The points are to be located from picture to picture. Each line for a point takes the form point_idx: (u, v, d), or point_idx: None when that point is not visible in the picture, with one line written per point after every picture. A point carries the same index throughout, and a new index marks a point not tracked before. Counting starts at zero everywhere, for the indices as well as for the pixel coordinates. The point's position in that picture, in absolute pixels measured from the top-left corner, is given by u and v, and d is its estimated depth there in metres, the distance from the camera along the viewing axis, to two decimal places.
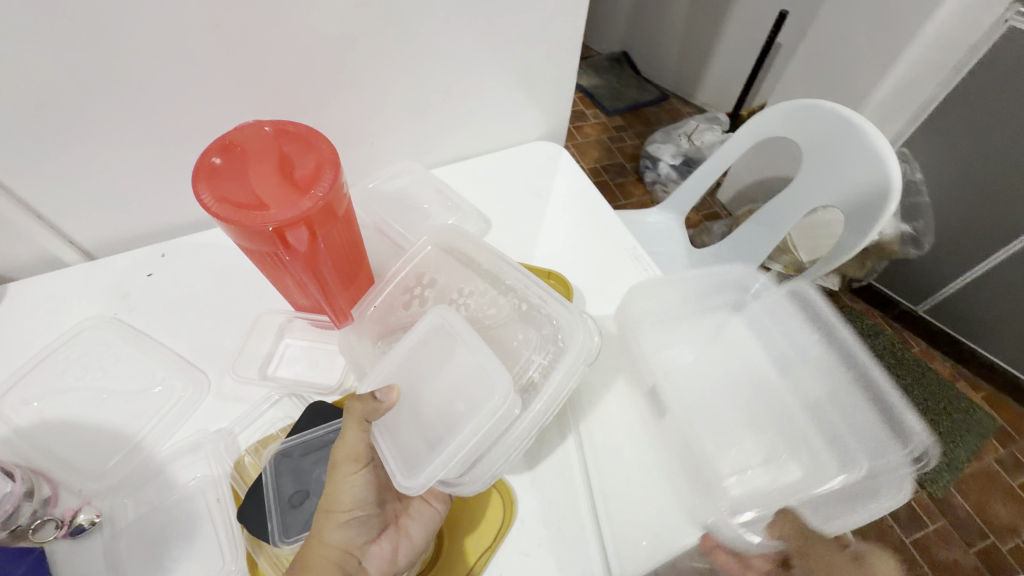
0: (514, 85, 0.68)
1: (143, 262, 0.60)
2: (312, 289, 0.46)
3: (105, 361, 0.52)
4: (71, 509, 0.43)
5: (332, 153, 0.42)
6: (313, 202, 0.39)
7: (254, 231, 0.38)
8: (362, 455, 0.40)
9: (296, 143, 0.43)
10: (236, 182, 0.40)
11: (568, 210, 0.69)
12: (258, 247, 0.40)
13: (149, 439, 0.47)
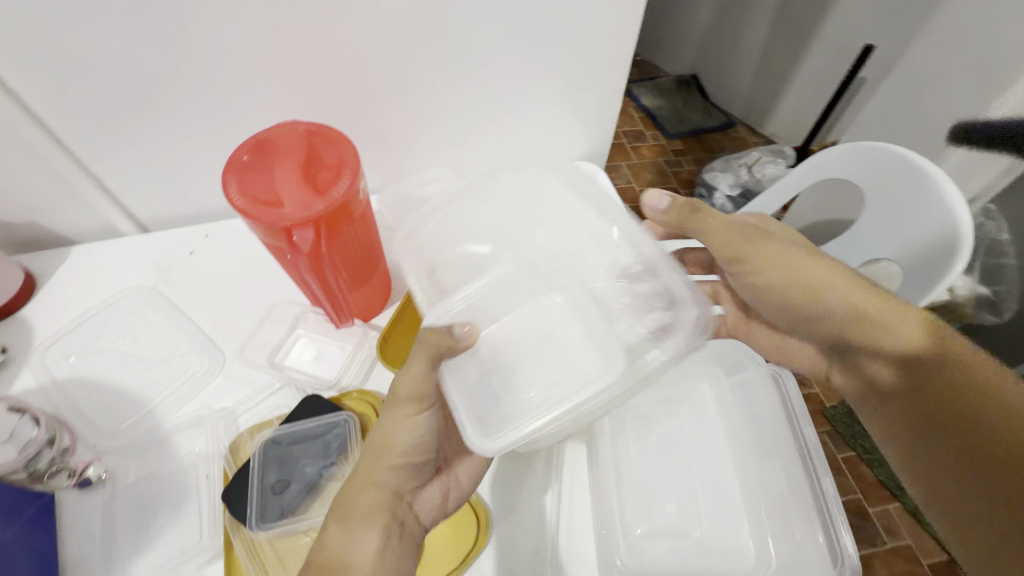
0: (555, 102, 0.68)
1: (187, 240, 0.64)
2: (319, 287, 0.48)
3: (137, 328, 0.56)
4: (84, 462, 0.47)
5: (354, 160, 0.44)
6: (325, 206, 0.41)
7: (267, 227, 0.40)
8: (424, 397, 0.41)
9: (323, 147, 0.44)
10: (261, 177, 0.42)
11: None
12: (270, 242, 0.42)
13: (160, 407, 0.51)
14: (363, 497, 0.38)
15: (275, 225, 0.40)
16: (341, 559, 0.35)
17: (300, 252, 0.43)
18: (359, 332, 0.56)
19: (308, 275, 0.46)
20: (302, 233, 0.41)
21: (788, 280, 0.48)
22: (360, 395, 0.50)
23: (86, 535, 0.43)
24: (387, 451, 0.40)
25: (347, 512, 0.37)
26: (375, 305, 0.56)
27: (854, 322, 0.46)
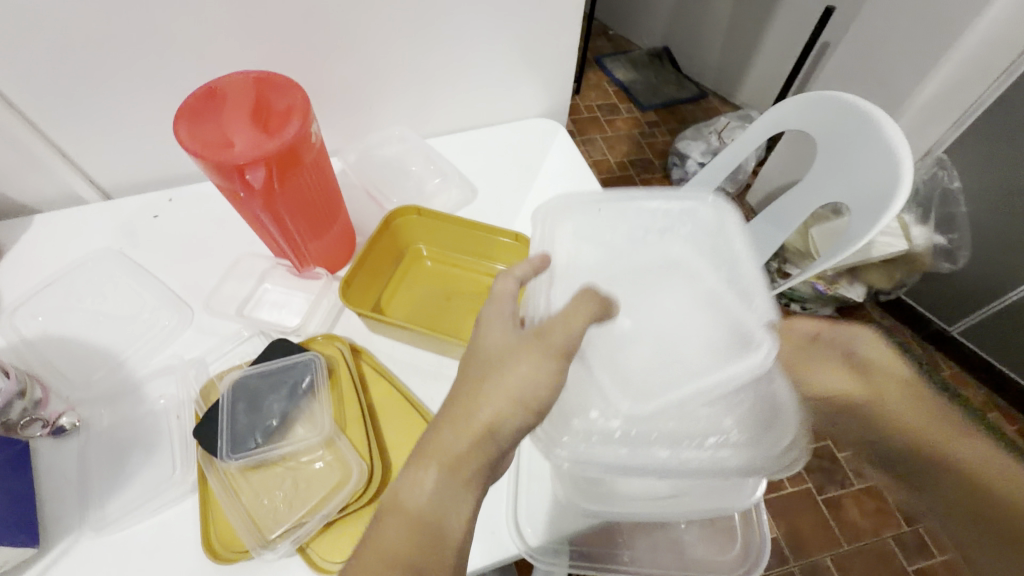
0: (513, 58, 0.69)
1: (152, 204, 0.65)
2: (279, 229, 0.50)
3: (106, 289, 0.57)
4: (57, 412, 0.48)
5: (303, 104, 0.45)
6: (275, 146, 0.42)
7: (217, 167, 0.42)
8: (564, 353, 0.37)
9: (272, 93, 0.46)
10: (211, 123, 0.44)
11: (554, 185, 0.69)
12: (223, 184, 0.44)
13: (131, 360, 0.52)
14: (444, 442, 0.35)
15: (225, 164, 0.41)
16: (409, 502, 0.34)
17: (253, 192, 0.44)
18: (325, 282, 0.58)
19: (265, 218, 0.48)
20: (253, 173, 0.42)
21: (829, 368, 0.49)
22: (328, 337, 0.52)
23: (62, 480, 0.45)
24: (488, 394, 0.36)
25: (410, 482, 0.34)
26: (338, 255, 0.58)
27: (883, 411, 0.45)
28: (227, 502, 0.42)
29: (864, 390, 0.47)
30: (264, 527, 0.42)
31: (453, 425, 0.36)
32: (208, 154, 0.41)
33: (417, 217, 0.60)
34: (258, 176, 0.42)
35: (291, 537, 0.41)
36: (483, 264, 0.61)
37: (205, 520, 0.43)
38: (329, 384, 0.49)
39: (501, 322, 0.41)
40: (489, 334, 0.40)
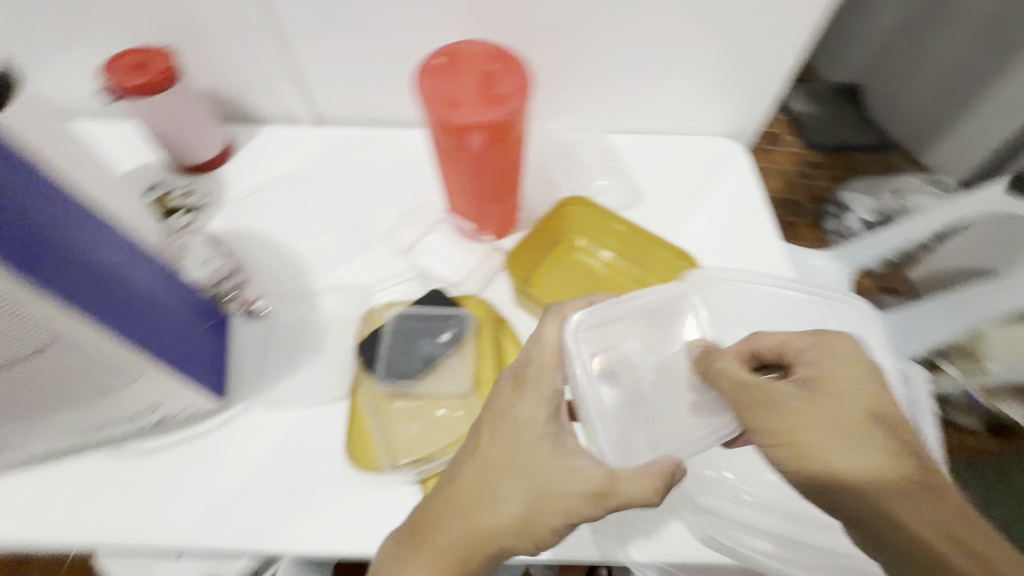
0: (718, 71, 0.66)
1: (350, 139, 0.73)
2: (463, 185, 0.54)
3: (303, 203, 0.66)
4: (252, 297, 0.56)
5: (523, 88, 0.47)
6: (487, 121, 0.45)
7: (445, 125, 0.46)
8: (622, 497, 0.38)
9: (502, 69, 0.48)
10: (443, 81, 0.48)
11: (724, 209, 0.66)
12: (443, 140, 0.49)
13: (314, 270, 0.60)
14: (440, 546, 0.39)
15: (453, 125, 0.46)
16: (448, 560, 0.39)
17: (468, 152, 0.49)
18: (483, 250, 0.61)
19: (465, 175, 0.53)
20: (474, 136, 0.46)
21: (858, 473, 0.36)
22: (481, 301, 0.56)
23: (248, 356, 0.53)
24: (504, 505, 0.39)
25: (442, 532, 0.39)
26: (509, 222, 0.62)
27: (907, 508, 0.35)
28: (373, 419, 0.49)
29: (892, 485, 0.36)
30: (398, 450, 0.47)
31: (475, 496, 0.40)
32: (442, 112, 0.46)
33: (585, 206, 0.62)
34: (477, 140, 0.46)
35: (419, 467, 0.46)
36: (634, 270, 0.60)
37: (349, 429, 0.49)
38: (473, 341, 0.53)
39: (756, 385, 0.40)
40: (767, 418, 0.39)
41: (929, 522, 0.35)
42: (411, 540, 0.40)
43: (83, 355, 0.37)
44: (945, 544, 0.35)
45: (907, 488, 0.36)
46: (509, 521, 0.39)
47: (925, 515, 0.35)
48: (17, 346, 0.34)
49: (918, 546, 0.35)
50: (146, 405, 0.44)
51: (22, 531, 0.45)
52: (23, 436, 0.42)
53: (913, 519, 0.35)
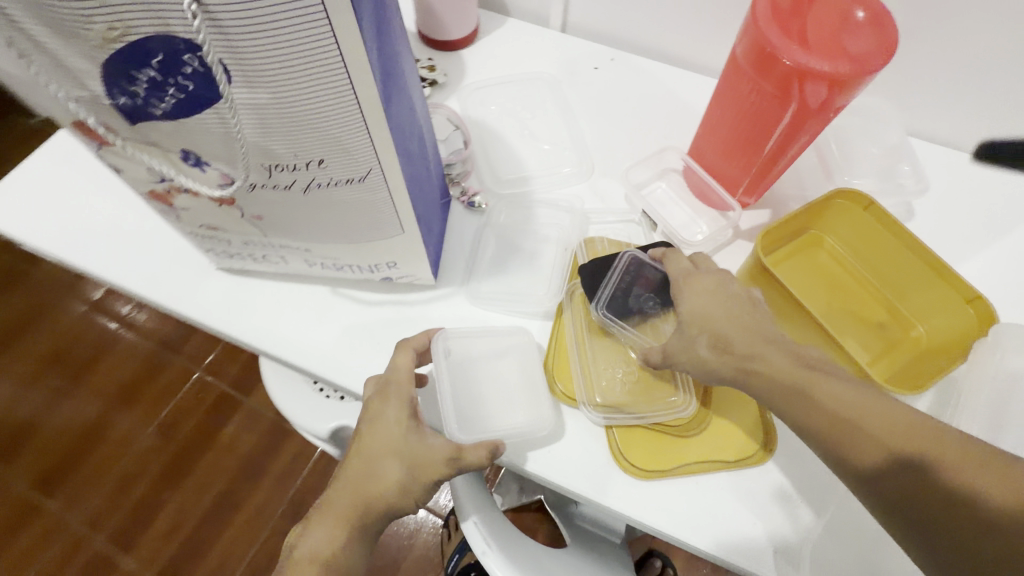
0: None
1: (597, 55, 0.68)
2: (758, 146, 0.47)
3: (537, 109, 0.63)
4: (474, 188, 0.57)
5: (896, 38, 0.38)
6: (855, 72, 0.37)
7: (785, 63, 0.39)
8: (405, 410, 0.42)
9: (868, 13, 0.39)
10: (793, 19, 0.40)
11: None
12: (767, 82, 0.42)
13: (534, 180, 0.58)
14: (340, 497, 0.42)
15: (797, 66, 0.38)
16: (367, 486, 0.41)
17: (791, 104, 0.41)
18: (711, 214, 0.56)
19: (765, 130, 0.46)
20: (816, 88, 0.39)
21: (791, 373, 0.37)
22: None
23: (460, 244, 0.54)
24: (390, 426, 0.42)
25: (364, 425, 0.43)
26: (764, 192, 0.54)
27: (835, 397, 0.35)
28: (574, 347, 0.47)
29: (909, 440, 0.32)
30: (592, 389, 0.46)
31: (366, 416, 0.43)
32: (788, 47, 0.39)
33: (863, 210, 0.50)
34: (818, 93, 0.39)
35: (614, 413, 0.45)
36: (892, 296, 0.50)
37: (547, 351, 0.48)
38: None
39: (710, 296, 0.41)
40: (700, 303, 0.41)
41: (976, 489, 0.30)
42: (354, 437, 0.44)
43: (381, 195, 0.36)
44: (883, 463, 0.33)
45: (912, 457, 0.32)
46: (398, 481, 0.41)
47: (1002, 505, 0.29)
48: (341, 169, 0.32)
49: (945, 494, 0.30)
50: (384, 260, 0.44)
51: (252, 334, 0.49)
52: (280, 254, 0.44)
53: (1001, 501, 0.29)
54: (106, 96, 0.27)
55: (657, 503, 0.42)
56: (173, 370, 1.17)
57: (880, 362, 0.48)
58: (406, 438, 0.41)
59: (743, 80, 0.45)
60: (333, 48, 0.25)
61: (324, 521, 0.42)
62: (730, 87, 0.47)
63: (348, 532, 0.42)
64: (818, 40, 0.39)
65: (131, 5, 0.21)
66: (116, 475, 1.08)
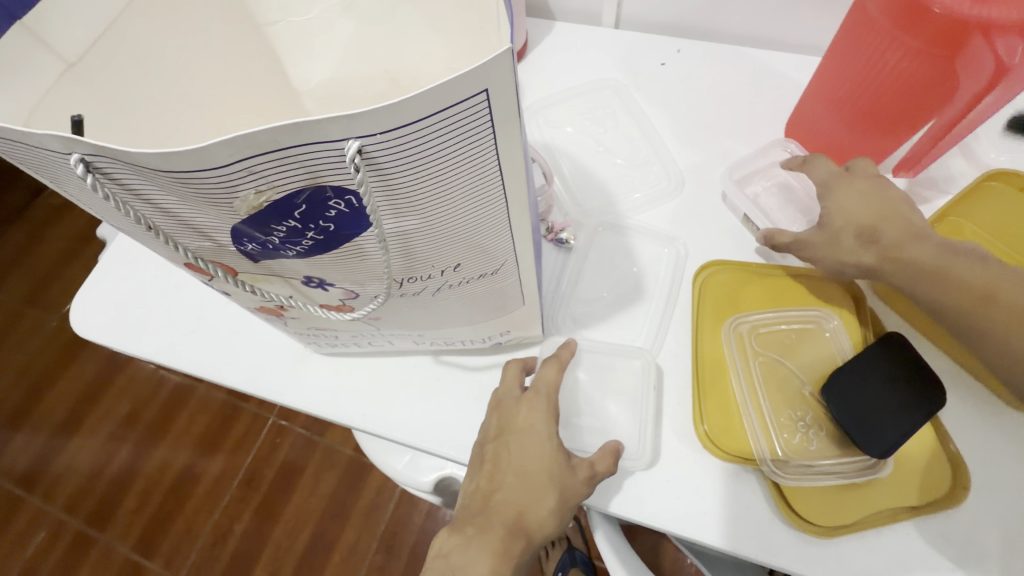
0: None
1: (660, 48, 0.61)
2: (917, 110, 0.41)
3: (608, 122, 0.57)
4: (560, 223, 0.51)
5: None
6: None
7: (956, 17, 0.34)
8: (542, 399, 0.40)
9: None
10: None
11: None
12: (923, 42, 0.37)
13: (623, 202, 0.53)
14: (500, 511, 0.36)
15: (977, 18, 0.33)
16: (528, 503, 0.36)
17: (966, 60, 0.36)
18: None
19: (923, 93, 0.40)
20: (1008, 40, 0.33)
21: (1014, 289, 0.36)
22: (856, 293, 0.45)
23: (558, 287, 0.50)
24: (543, 444, 0.38)
25: (508, 439, 0.38)
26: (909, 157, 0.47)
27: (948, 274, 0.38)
28: (736, 399, 0.43)
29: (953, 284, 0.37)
30: (773, 444, 0.41)
31: (511, 429, 0.39)
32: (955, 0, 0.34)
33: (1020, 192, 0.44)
34: (1012, 43, 0.33)
35: (801, 467, 0.40)
36: None
37: (697, 399, 0.43)
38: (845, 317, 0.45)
39: (865, 199, 0.40)
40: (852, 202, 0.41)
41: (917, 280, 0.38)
42: (490, 451, 0.39)
43: (512, 280, 0.32)
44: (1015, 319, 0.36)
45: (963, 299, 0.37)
46: (557, 499, 0.37)
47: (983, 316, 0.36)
48: (475, 268, 0.28)
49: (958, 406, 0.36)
50: (499, 330, 0.40)
51: (362, 419, 0.45)
52: (388, 339, 0.41)
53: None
54: (233, 245, 0.24)
55: (840, 559, 0.37)
56: (246, 418, 1.07)
57: None
58: (560, 457, 0.38)
59: (885, 45, 0.39)
60: (496, 164, 0.21)
61: (477, 551, 0.35)
62: (859, 57, 0.42)
63: (504, 560, 0.35)
64: None
65: (284, 168, 0.18)
66: (205, 538, 0.99)
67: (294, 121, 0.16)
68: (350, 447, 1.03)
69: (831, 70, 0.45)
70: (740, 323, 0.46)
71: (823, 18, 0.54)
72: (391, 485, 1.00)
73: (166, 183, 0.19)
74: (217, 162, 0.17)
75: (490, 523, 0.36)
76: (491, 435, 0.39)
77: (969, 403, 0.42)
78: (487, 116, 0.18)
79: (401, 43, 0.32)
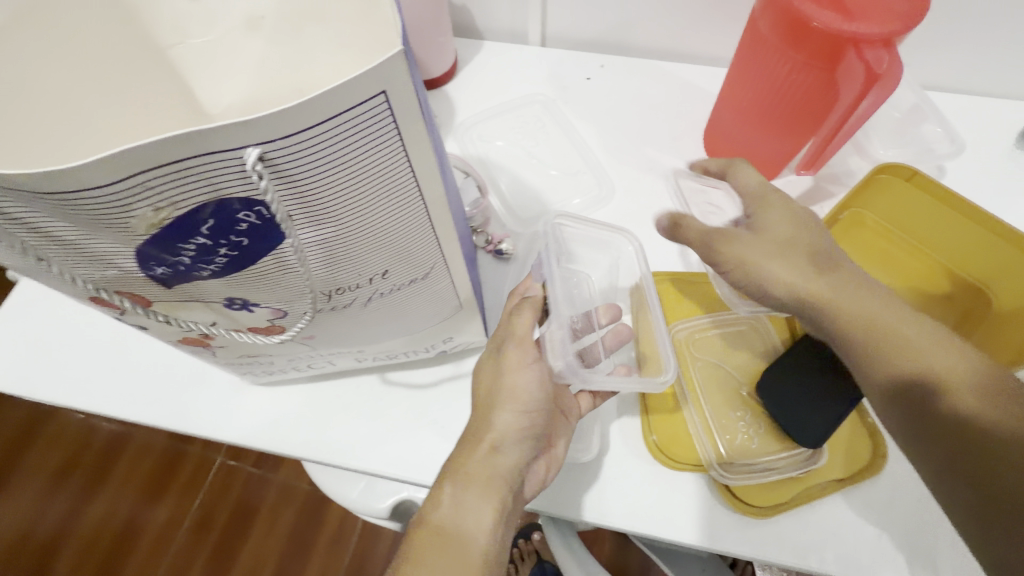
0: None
1: (584, 64, 0.64)
2: (806, 118, 0.46)
3: (540, 135, 0.59)
4: (497, 235, 0.52)
5: None
6: (905, 25, 0.37)
7: (833, 34, 0.38)
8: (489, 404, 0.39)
9: None
10: None
11: None
12: (807, 56, 0.41)
13: (557, 211, 0.55)
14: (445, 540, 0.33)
15: (849, 34, 0.37)
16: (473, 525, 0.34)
17: (844, 71, 0.40)
18: None
19: (812, 102, 0.44)
20: (875, 51, 0.38)
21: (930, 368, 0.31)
22: None
23: (500, 297, 0.50)
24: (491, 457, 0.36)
25: (475, 426, 0.38)
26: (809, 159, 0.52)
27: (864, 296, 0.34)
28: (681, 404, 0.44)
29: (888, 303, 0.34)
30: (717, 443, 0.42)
31: (479, 411, 0.38)
32: (831, 19, 0.38)
33: (907, 182, 0.48)
34: (878, 56, 0.37)
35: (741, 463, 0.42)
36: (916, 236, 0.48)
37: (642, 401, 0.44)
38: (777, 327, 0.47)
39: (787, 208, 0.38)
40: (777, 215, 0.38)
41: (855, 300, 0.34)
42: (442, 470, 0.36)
43: (444, 284, 0.32)
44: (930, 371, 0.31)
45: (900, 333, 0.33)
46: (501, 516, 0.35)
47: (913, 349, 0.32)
48: (404, 274, 0.28)
49: (955, 420, 0.30)
50: (439, 338, 0.40)
51: (304, 447, 0.43)
52: (327, 359, 0.40)
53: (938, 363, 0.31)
54: (140, 272, 0.23)
55: (779, 537, 0.39)
56: (189, 462, 1.00)
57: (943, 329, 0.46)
58: (519, 449, 0.37)
59: (775, 60, 0.43)
60: (406, 167, 0.21)
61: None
62: (756, 73, 0.46)
63: None
64: (856, 2, 0.39)
65: (180, 181, 0.18)
66: None
67: (184, 133, 0.17)
68: (305, 481, 0.98)
69: (734, 84, 0.49)
70: (679, 332, 0.48)
71: (730, 32, 0.59)
72: (352, 518, 0.95)
73: (54, 207, 0.18)
74: (106, 180, 0.17)
75: (455, 525, 0.34)
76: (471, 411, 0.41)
77: None
78: (389, 119, 0.19)
79: (316, 60, 0.32)
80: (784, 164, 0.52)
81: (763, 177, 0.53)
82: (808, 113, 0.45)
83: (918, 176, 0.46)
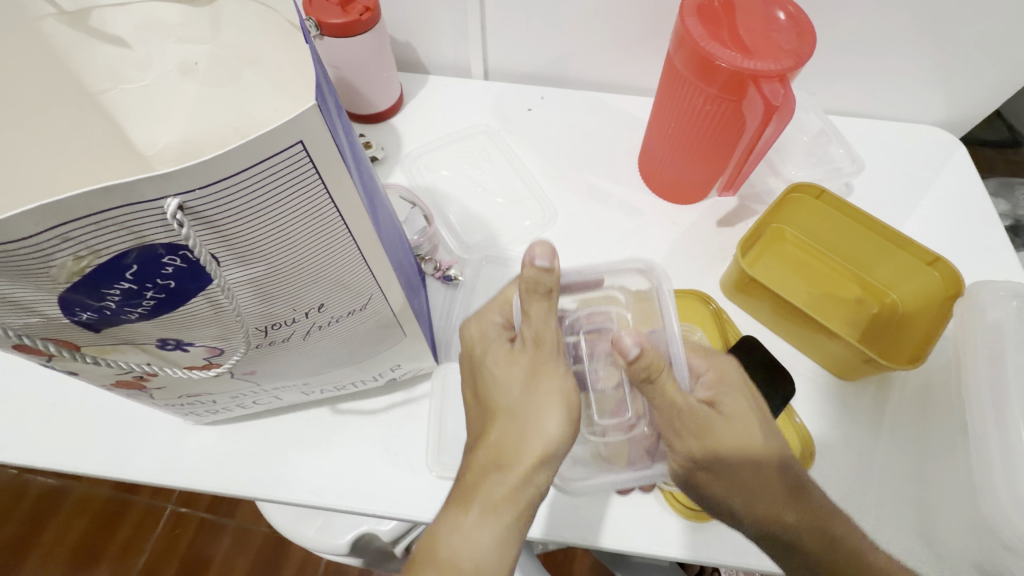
0: (974, 54, 0.54)
1: (524, 96, 0.67)
2: (722, 144, 0.50)
3: (485, 164, 0.62)
4: (445, 261, 0.54)
5: (811, 26, 0.43)
6: (794, 61, 0.41)
7: (735, 71, 0.42)
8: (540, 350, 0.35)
9: (782, 13, 0.44)
10: (724, 31, 0.44)
11: (952, 204, 0.57)
12: (716, 90, 0.45)
13: (503, 236, 0.57)
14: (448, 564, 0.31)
15: (749, 71, 0.41)
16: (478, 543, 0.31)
17: (749, 103, 0.44)
18: (681, 229, 0.57)
19: (726, 130, 0.48)
20: (772, 86, 0.42)
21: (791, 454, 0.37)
22: (717, 311, 0.51)
23: (450, 322, 0.51)
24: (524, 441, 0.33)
25: (514, 445, 0.33)
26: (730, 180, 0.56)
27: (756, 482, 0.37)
28: None
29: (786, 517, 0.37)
30: None
31: (512, 424, 0.33)
32: (733, 58, 0.42)
33: (817, 199, 0.52)
34: (774, 90, 0.42)
35: None
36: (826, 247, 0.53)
37: None
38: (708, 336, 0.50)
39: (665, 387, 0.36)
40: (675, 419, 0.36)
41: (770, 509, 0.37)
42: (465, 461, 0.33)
43: (384, 313, 0.33)
44: (791, 529, 0.36)
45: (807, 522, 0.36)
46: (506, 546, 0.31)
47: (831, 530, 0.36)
48: (341, 306, 0.29)
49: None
50: (386, 366, 0.40)
51: (253, 487, 0.43)
52: (273, 394, 0.39)
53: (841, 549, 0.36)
54: (65, 318, 0.23)
55: (722, 538, 0.41)
56: (137, 513, 0.94)
57: (856, 332, 0.50)
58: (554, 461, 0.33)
59: (690, 92, 0.47)
60: (331, 207, 0.23)
61: None
62: (676, 104, 0.50)
63: None
64: (753, 42, 0.43)
65: (102, 230, 0.19)
66: None
67: (104, 185, 0.18)
68: (264, 524, 0.94)
69: (659, 114, 0.53)
70: None
71: (656, 65, 0.64)
72: (315, 559, 0.92)
73: None
74: (26, 232, 0.18)
75: (493, 567, 0.31)
76: (479, 417, 0.36)
77: (808, 377, 0.48)
78: (309, 166, 0.21)
79: (251, 104, 0.33)
80: (708, 186, 0.56)
81: (692, 198, 0.57)
82: (724, 140, 0.50)
83: (824, 193, 0.51)
